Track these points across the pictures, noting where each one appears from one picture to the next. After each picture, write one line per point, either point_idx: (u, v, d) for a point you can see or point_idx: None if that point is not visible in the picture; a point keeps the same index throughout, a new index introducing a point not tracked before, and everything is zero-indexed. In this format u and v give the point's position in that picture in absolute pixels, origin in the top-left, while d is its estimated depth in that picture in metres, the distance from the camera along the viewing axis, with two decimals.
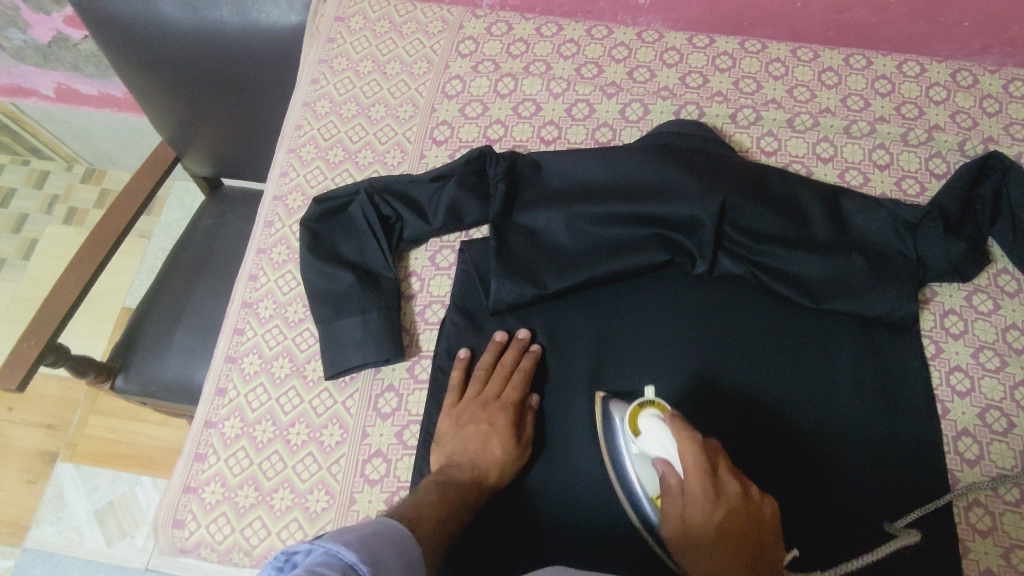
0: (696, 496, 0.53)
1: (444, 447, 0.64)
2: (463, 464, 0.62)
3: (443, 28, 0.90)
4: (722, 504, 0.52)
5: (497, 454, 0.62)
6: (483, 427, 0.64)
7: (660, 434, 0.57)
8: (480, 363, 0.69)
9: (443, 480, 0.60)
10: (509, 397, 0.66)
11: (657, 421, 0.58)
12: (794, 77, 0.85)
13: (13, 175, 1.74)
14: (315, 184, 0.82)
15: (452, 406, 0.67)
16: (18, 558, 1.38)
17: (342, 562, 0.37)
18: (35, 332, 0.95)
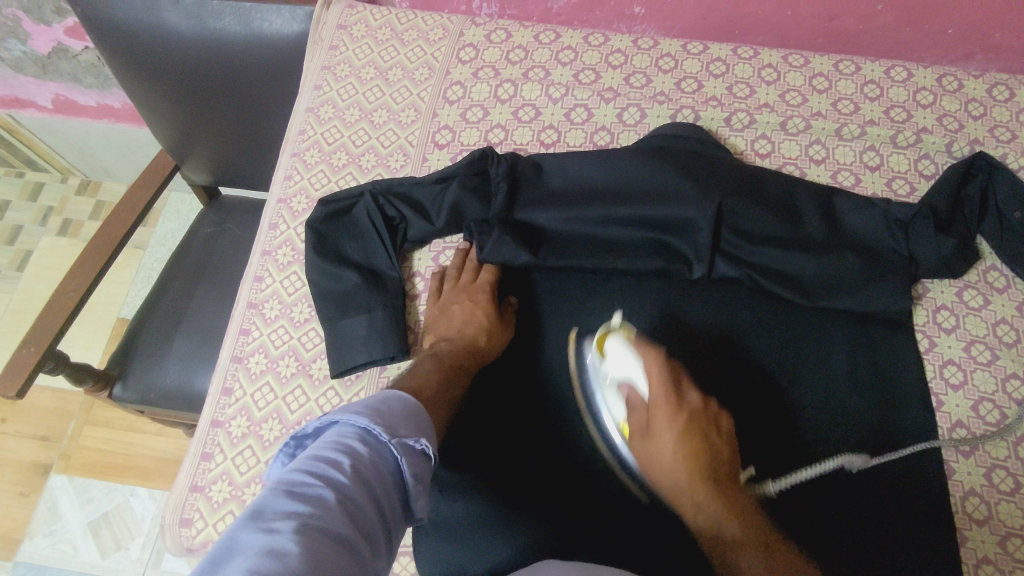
0: (661, 411, 0.59)
1: (435, 328, 0.72)
2: (455, 334, 0.70)
3: (443, 36, 0.92)
4: (683, 413, 0.58)
5: (483, 323, 0.71)
6: (467, 303, 0.72)
7: (629, 357, 0.62)
8: (452, 264, 0.77)
9: (437, 352, 0.68)
10: (485, 279, 0.74)
11: (625, 345, 0.62)
12: (786, 82, 0.88)
13: (6, 187, 1.74)
14: (318, 188, 0.83)
15: (434, 302, 0.75)
16: (10, 572, 1.36)
17: (355, 432, 0.45)
18: (35, 338, 0.95)
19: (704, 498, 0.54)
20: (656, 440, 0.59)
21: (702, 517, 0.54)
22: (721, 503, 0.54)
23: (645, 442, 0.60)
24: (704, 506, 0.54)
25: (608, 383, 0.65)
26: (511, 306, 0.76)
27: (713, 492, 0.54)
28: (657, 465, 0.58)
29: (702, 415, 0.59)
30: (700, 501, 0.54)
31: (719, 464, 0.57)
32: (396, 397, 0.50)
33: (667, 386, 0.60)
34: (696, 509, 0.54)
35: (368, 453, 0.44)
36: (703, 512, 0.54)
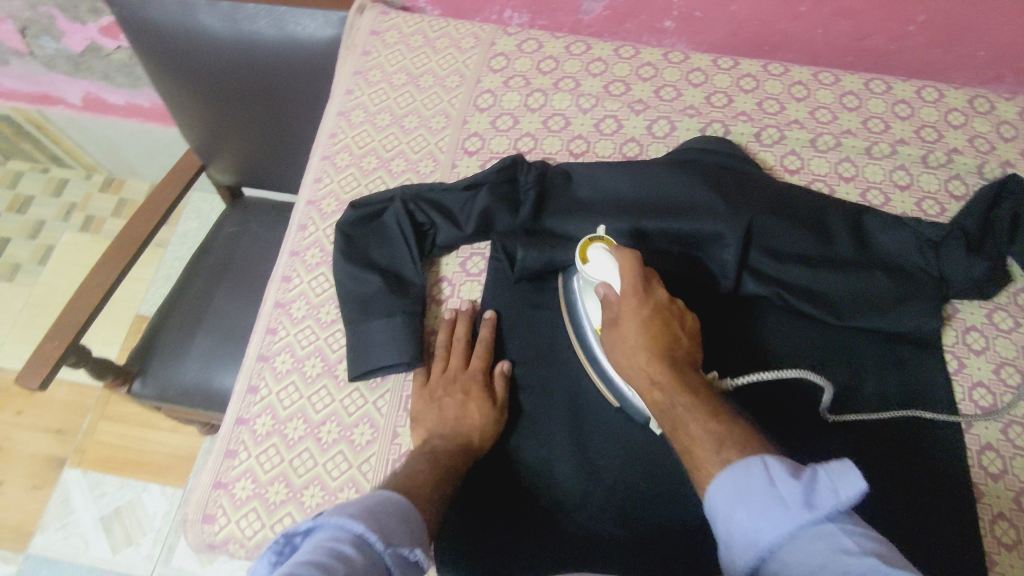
0: (629, 302, 0.61)
1: (423, 421, 0.66)
2: (446, 432, 0.64)
3: (475, 44, 0.93)
4: (648, 305, 0.61)
5: (477, 420, 0.65)
6: (459, 396, 0.67)
7: (607, 262, 0.64)
8: (439, 341, 0.72)
9: (429, 450, 0.62)
10: (476, 365, 0.69)
11: (606, 252, 0.65)
12: (816, 99, 0.88)
13: (33, 183, 1.78)
14: (348, 191, 0.83)
15: (422, 385, 0.70)
16: (21, 565, 1.37)
17: (348, 534, 0.43)
18: (59, 332, 0.95)
19: (663, 376, 0.56)
20: (621, 327, 0.61)
21: (658, 388, 0.56)
22: (675, 378, 0.56)
23: (611, 331, 0.62)
24: (660, 378, 0.56)
25: (588, 287, 0.67)
26: (505, 375, 0.70)
27: (669, 369, 0.57)
28: (621, 350, 0.60)
29: (669, 305, 0.61)
30: (658, 376, 0.57)
31: (679, 350, 0.59)
32: (389, 501, 0.49)
33: (638, 277, 0.62)
34: (654, 379, 0.57)
35: (360, 557, 0.42)
36: (660, 388, 0.56)
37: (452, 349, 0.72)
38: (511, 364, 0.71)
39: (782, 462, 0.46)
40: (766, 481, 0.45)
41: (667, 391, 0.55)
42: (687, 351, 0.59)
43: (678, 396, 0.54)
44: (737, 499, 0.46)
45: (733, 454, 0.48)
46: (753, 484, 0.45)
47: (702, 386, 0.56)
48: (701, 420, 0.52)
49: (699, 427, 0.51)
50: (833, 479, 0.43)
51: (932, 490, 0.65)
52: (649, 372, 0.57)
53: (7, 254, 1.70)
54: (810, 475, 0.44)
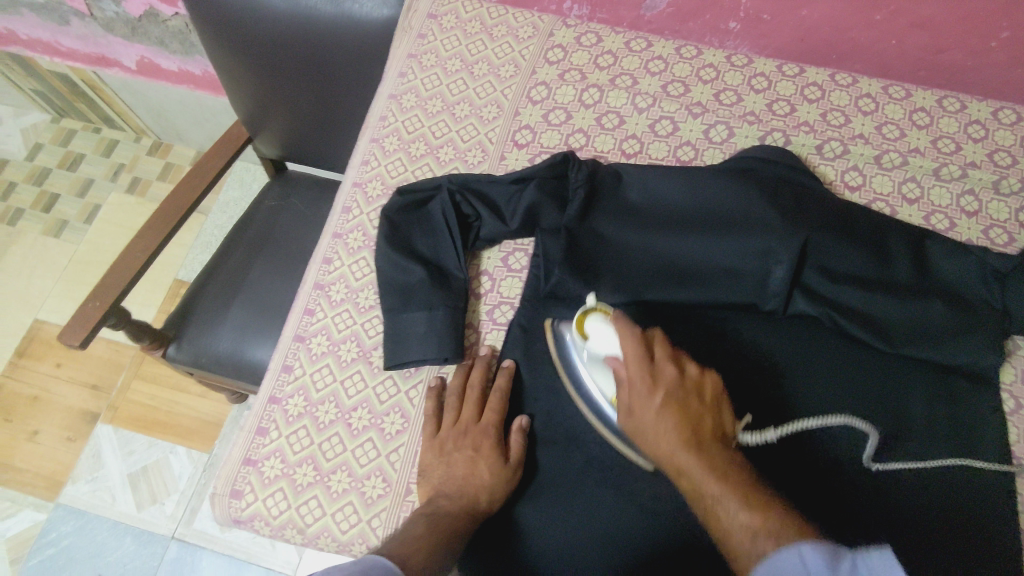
0: (637, 383, 0.58)
1: (430, 476, 0.63)
2: (452, 491, 0.61)
3: (533, 34, 0.91)
4: (658, 384, 0.57)
5: (486, 480, 0.62)
6: (469, 452, 0.64)
7: (609, 336, 0.62)
8: (452, 389, 0.69)
9: (431, 512, 0.59)
10: (488, 420, 0.65)
11: (606, 325, 0.63)
12: (885, 114, 0.84)
13: (84, 142, 1.82)
14: (395, 175, 0.83)
15: (432, 436, 0.66)
16: (50, 513, 1.41)
17: None
18: (102, 294, 0.97)
19: (687, 463, 0.53)
20: (637, 415, 0.58)
21: (685, 477, 0.53)
22: (701, 465, 0.52)
23: (628, 418, 0.59)
24: (688, 469, 0.53)
25: (595, 361, 0.65)
26: (522, 431, 0.66)
27: (695, 455, 0.53)
28: (643, 438, 0.57)
29: (680, 377, 0.58)
30: (683, 464, 0.53)
31: (702, 430, 0.55)
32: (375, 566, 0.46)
33: (644, 360, 0.59)
34: (681, 471, 0.53)
35: None
36: (687, 476, 0.53)
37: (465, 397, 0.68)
38: (529, 418, 0.68)
39: (820, 549, 0.44)
40: (806, 569, 0.43)
41: (696, 483, 0.52)
42: (709, 425, 0.56)
43: (707, 484, 0.51)
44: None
45: (771, 549, 0.45)
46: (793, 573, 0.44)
47: (733, 469, 0.52)
48: (736, 514, 0.49)
49: (739, 528, 0.48)
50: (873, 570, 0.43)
51: (968, 534, 0.62)
52: (676, 463, 0.54)
53: (56, 210, 1.74)
54: (849, 567, 0.43)
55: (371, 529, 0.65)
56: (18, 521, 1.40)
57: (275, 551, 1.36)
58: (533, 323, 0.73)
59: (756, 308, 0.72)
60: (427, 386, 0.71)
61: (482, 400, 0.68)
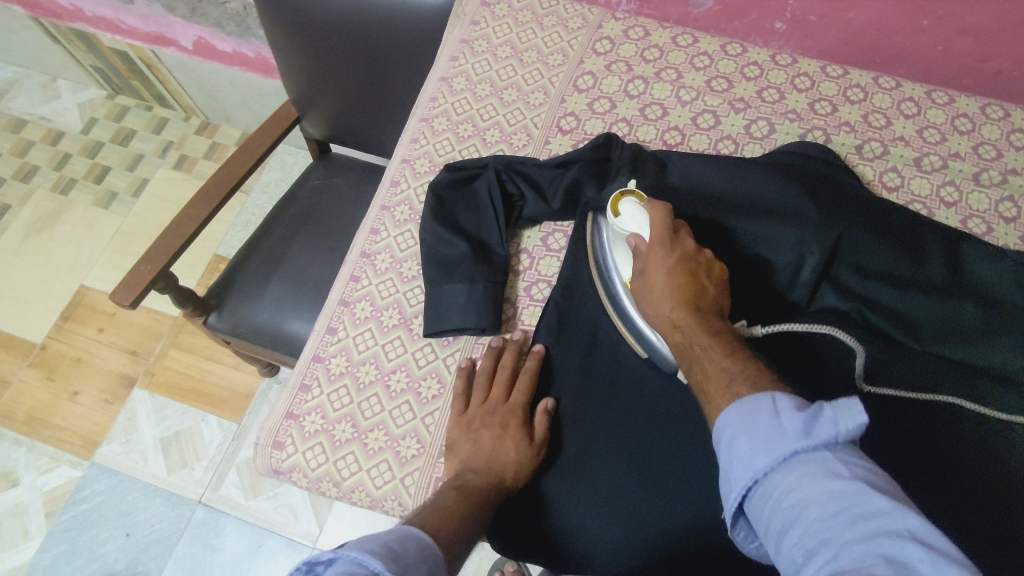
0: (655, 251, 0.63)
1: (458, 451, 0.65)
2: (479, 466, 0.63)
3: (582, 25, 0.94)
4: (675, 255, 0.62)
5: (512, 457, 0.63)
6: (496, 430, 0.65)
7: (637, 214, 0.65)
8: (481, 369, 0.71)
9: (461, 485, 0.61)
10: (516, 399, 0.67)
11: (635, 205, 0.66)
12: (927, 118, 0.85)
13: (136, 118, 1.89)
14: (443, 154, 0.86)
15: (460, 412, 0.68)
16: (85, 471, 1.47)
17: (364, 571, 0.41)
18: (153, 257, 1.01)
19: (685, 319, 0.58)
20: (647, 276, 0.63)
21: (680, 331, 0.58)
22: (697, 320, 0.58)
23: (639, 280, 0.64)
24: (685, 323, 0.58)
25: (617, 239, 0.69)
26: (547, 413, 0.67)
27: (692, 313, 0.58)
28: (648, 297, 0.62)
29: (695, 254, 0.62)
30: (681, 320, 0.59)
31: (704, 297, 0.60)
32: (413, 539, 0.48)
33: (666, 232, 0.63)
34: (677, 325, 0.59)
35: None
36: (682, 329, 0.58)
37: (495, 378, 0.70)
38: (555, 401, 0.69)
39: (790, 399, 0.46)
40: (773, 412, 0.46)
41: (689, 332, 0.57)
42: (712, 296, 0.61)
43: (697, 336, 0.57)
44: (741, 428, 0.46)
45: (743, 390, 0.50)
46: (760, 414, 0.46)
47: (723, 328, 0.58)
48: (718, 361, 0.54)
49: (718, 370, 0.54)
50: (836, 411, 0.43)
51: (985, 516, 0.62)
52: (673, 317, 0.59)
53: (106, 181, 1.81)
54: (814, 409, 0.45)
55: (404, 487, 0.68)
56: (55, 476, 1.46)
57: (297, 522, 1.39)
58: (568, 300, 0.75)
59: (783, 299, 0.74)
60: (458, 365, 0.73)
61: (511, 380, 0.70)
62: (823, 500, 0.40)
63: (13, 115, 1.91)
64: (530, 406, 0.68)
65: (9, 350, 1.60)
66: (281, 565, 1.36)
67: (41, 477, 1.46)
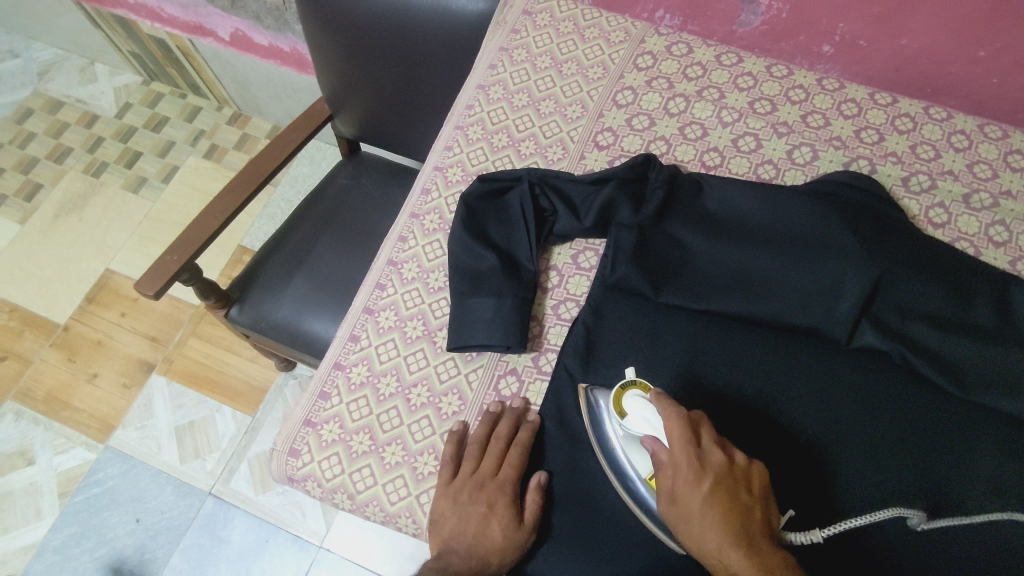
0: (683, 472, 0.55)
1: (441, 528, 0.62)
2: (460, 548, 0.60)
3: (624, 39, 0.92)
4: (708, 475, 0.54)
5: (496, 540, 0.61)
6: (482, 508, 0.62)
7: (651, 415, 0.58)
8: (474, 437, 0.67)
9: (442, 568, 0.58)
10: (506, 476, 0.64)
11: (647, 403, 0.59)
12: (978, 152, 0.82)
13: (170, 106, 1.90)
14: (475, 164, 0.84)
15: (447, 484, 0.65)
16: (100, 454, 1.47)
17: None
18: (178, 250, 1.01)
19: (741, 567, 0.49)
20: (681, 504, 0.54)
21: None
22: (756, 572, 0.49)
23: (670, 506, 0.55)
24: (741, 571, 0.49)
25: (629, 436, 0.61)
26: (540, 489, 0.64)
27: (749, 553, 0.50)
28: (686, 530, 0.53)
29: (729, 471, 0.54)
30: (736, 567, 0.49)
31: (753, 528, 0.52)
32: None
33: (690, 445, 0.55)
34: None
35: None
36: None
37: (487, 448, 0.67)
38: (548, 475, 0.66)
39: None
40: None
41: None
42: (760, 525, 0.52)
43: None
44: None
45: None
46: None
47: (784, 568, 0.49)
48: None
49: None
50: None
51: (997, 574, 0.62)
52: (724, 562, 0.50)
53: (137, 166, 1.82)
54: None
55: (419, 504, 0.67)
56: (70, 457, 1.47)
57: (305, 521, 1.39)
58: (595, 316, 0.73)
59: (821, 335, 0.70)
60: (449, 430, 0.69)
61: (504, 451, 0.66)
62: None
63: (51, 95, 1.93)
64: (521, 481, 0.65)
65: (33, 328, 1.62)
66: (287, 562, 1.36)
67: (56, 457, 1.48)
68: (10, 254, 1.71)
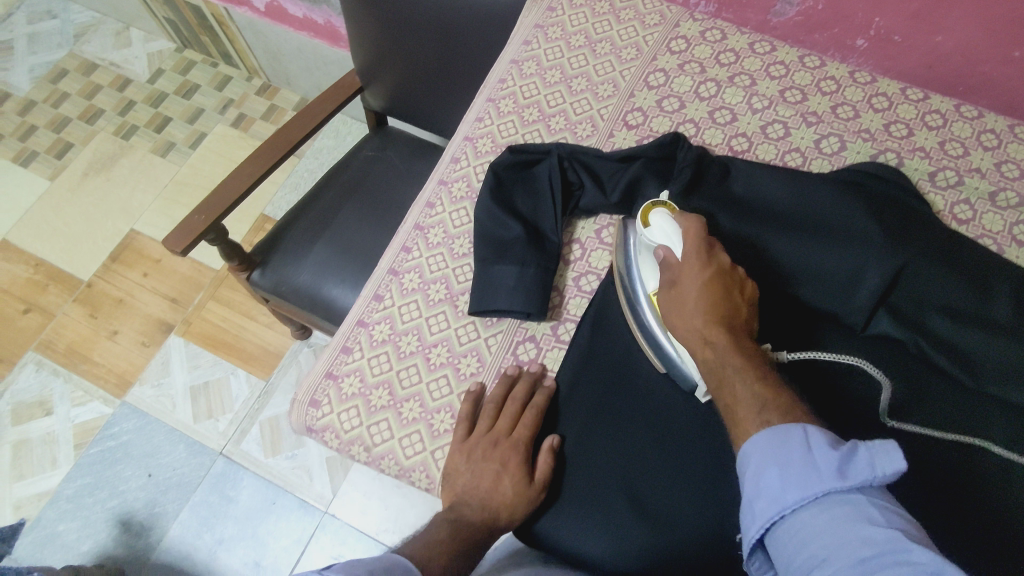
0: (689, 264, 0.63)
1: (454, 482, 0.65)
2: (474, 502, 0.62)
3: (659, 22, 0.93)
4: (711, 270, 0.62)
5: (507, 497, 0.62)
6: (495, 466, 0.64)
7: (670, 227, 0.65)
8: (491, 397, 0.69)
9: (454, 519, 0.61)
10: (519, 436, 0.65)
11: (668, 218, 0.66)
12: (1007, 152, 0.82)
13: (201, 73, 1.93)
14: (506, 136, 0.86)
15: (463, 439, 0.67)
16: (116, 409, 1.51)
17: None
18: (206, 209, 1.03)
19: (719, 339, 0.58)
20: (682, 292, 0.62)
21: (711, 349, 0.58)
22: (731, 341, 0.58)
23: (670, 294, 0.63)
24: (717, 342, 0.58)
25: (646, 249, 0.68)
26: (552, 452, 0.66)
27: (727, 334, 0.59)
28: (680, 313, 0.62)
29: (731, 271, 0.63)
30: (714, 338, 0.59)
31: (736, 318, 0.60)
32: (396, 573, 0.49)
33: (701, 247, 0.63)
34: (710, 345, 0.59)
35: None
36: (716, 349, 0.58)
37: (504, 408, 0.68)
38: (561, 438, 0.67)
39: (823, 435, 0.48)
40: (806, 449, 0.47)
41: (719, 354, 0.58)
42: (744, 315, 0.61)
43: (730, 358, 0.57)
44: (774, 457, 0.48)
45: (777, 421, 0.51)
46: (793, 446, 0.48)
47: (753, 350, 0.59)
48: (749, 390, 0.54)
49: (749, 398, 0.54)
50: (872, 453, 0.45)
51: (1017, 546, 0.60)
52: (706, 339, 0.59)
53: (166, 131, 1.85)
54: (849, 449, 0.46)
55: (433, 460, 0.69)
56: (87, 410, 1.51)
57: (313, 485, 1.41)
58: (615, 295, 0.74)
59: (837, 320, 0.72)
60: (467, 389, 0.71)
61: (519, 413, 0.68)
62: (859, 549, 0.41)
63: (85, 57, 1.96)
64: (534, 442, 0.67)
65: (58, 283, 1.65)
66: (292, 524, 1.38)
67: (74, 409, 1.51)
68: (38, 211, 1.74)
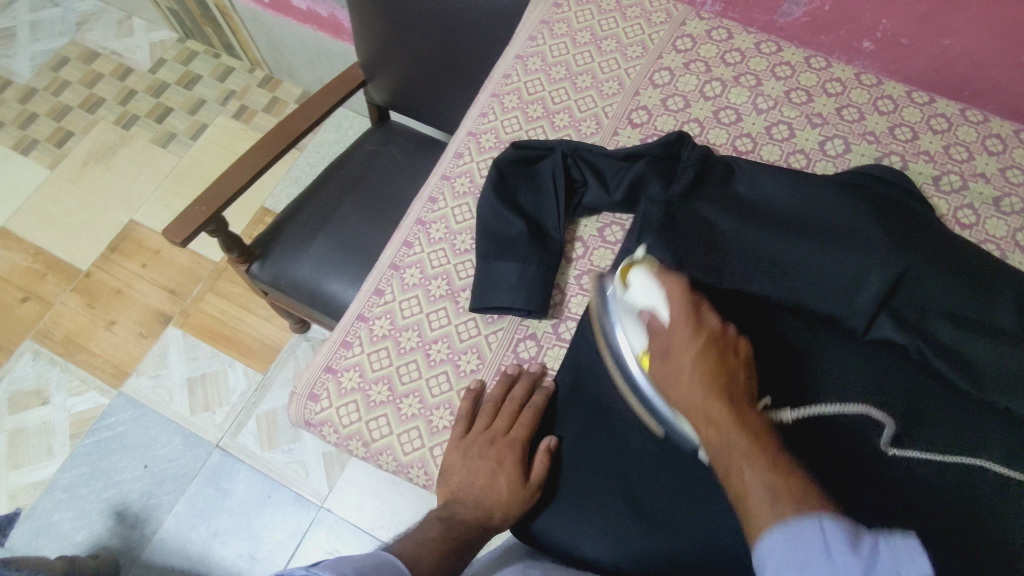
0: (679, 331, 0.59)
1: (450, 479, 0.64)
2: (468, 499, 0.62)
3: (665, 20, 0.92)
4: (701, 334, 0.58)
5: (502, 496, 0.62)
6: (491, 464, 0.64)
7: (651, 287, 0.63)
8: (490, 396, 0.68)
9: (448, 516, 0.60)
10: (516, 435, 0.65)
11: (648, 277, 0.63)
12: (1012, 157, 0.82)
13: (203, 64, 1.92)
14: (509, 132, 0.85)
15: (460, 438, 0.67)
16: (113, 399, 1.50)
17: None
18: (207, 200, 1.03)
19: (720, 412, 0.52)
20: (673, 360, 0.58)
21: (712, 426, 0.52)
22: (732, 413, 0.52)
23: (662, 364, 0.59)
24: (717, 416, 0.52)
25: (629, 312, 0.64)
26: (549, 452, 0.65)
27: (726, 403, 0.53)
28: (673, 384, 0.57)
29: (722, 333, 0.59)
30: (713, 413, 0.52)
31: (735, 387, 0.55)
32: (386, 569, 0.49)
33: (687, 308, 0.60)
34: (709, 420, 0.52)
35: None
36: (716, 424, 0.52)
37: (502, 407, 0.68)
38: (559, 439, 0.67)
39: (841, 526, 0.43)
40: (826, 549, 0.42)
41: (721, 432, 0.51)
42: (743, 383, 0.56)
43: (733, 437, 0.50)
44: (793, 562, 0.43)
45: (789, 514, 0.44)
46: (812, 546, 0.42)
47: (758, 422, 0.52)
48: (757, 473, 0.47)
49: (760, 485, 0.46)
50: (897, 558, 0.41)
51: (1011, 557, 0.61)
52: (705, 411, 0.53)
53: (167, 122, 1.84)
54: (872, 550, 0.41)
55: (431, 456, 0.69)
56: (83, 400, 1.50)
57: (309, 479, 1.41)
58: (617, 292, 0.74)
59: (839, 323, 0.72)
60: (466, 387, 0.71)
61: (517, 412, 0.68)
62: None
63: (87, 46, 1.95)
64: (531, 442, 0.67)
65: (56, 272, 1.64)
66: (288, 518, 1.38)
67: (70, 399, 1.50)
68: (37, 200, 1.74)
